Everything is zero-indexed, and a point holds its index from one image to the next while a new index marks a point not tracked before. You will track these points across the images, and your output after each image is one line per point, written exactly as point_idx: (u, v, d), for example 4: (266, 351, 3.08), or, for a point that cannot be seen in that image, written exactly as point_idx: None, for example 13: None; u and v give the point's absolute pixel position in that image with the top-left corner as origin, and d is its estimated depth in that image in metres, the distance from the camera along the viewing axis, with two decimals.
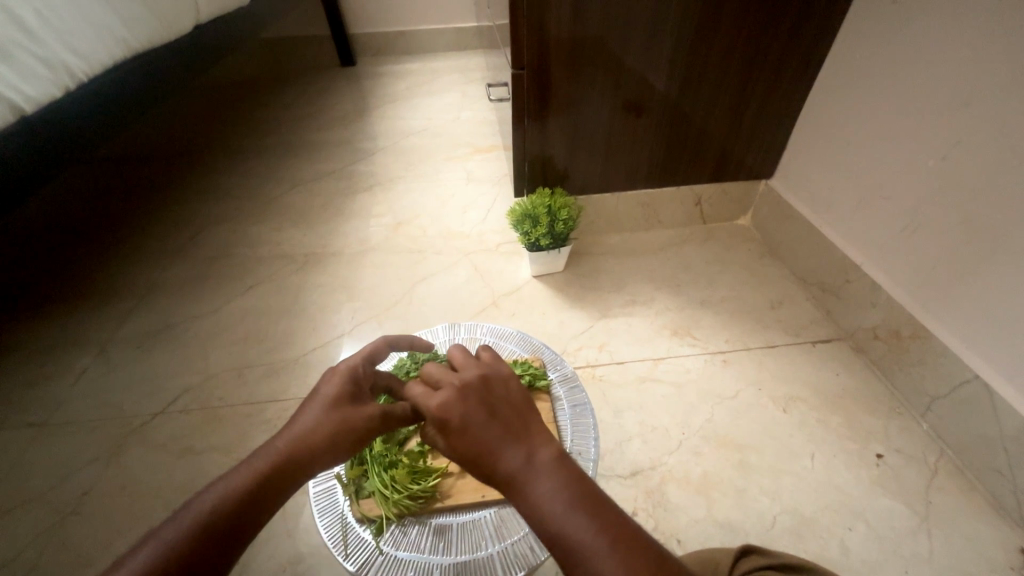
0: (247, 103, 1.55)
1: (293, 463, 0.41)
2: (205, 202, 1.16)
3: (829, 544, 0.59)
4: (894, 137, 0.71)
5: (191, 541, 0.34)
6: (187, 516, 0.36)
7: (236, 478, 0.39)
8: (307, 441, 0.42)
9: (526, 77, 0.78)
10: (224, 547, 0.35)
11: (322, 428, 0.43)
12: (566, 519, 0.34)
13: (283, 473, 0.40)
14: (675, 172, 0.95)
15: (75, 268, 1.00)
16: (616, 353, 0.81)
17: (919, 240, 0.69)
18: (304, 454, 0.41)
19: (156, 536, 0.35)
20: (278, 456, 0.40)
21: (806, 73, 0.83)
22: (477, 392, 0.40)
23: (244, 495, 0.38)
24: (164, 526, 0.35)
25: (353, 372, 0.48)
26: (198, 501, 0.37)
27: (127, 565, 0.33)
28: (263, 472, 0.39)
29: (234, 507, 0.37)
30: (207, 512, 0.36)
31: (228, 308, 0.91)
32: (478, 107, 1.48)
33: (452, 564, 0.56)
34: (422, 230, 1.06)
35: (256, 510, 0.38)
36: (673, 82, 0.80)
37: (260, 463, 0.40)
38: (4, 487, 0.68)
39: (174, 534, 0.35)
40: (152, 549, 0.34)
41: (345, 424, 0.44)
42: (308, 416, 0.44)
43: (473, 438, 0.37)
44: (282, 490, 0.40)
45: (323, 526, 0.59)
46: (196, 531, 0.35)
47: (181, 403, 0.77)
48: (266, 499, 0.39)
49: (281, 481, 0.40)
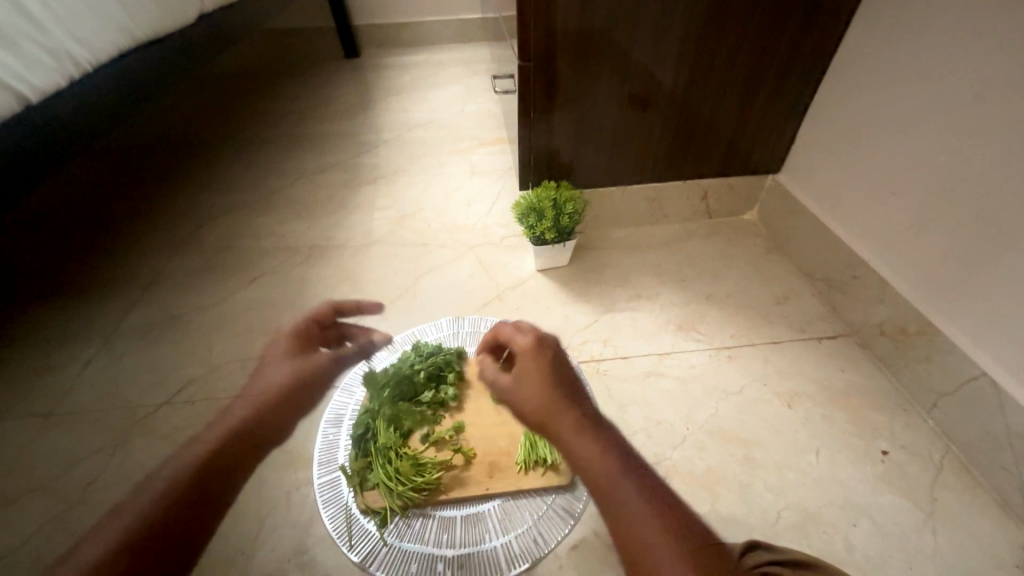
0: (251, 95, 1.54)
1: (255, 418, 0.43)
2: (208, 193, 1.16)
3: (833, 539, 0.59)
4: (905, 132, 0.70)
5: (159, 499, 0.35)
6: (152, 488, 0.37)
7: (195, 449, 0.40)
8: (263, 398, 0.45)
9: (532, 69, 0.77)
10: (195, 500, 0.36)
11: (276, 380, 0.47)
12: (609, 467, 0.39)
13: (245, 429, 0.42)
14: (681, 166, 0.94)
15: (80, 258, 1.00)
16: (621, 348, 0.80)
17: (929, 236, 0.68)
18: (264, 409, 0.44)
19: (124, 513, 0.35)
20: (236, 422, 0.43)
21: (817, 66, 0.81)
22: (556, 358, 0.51)
23: (207, 456, 0.39)
24: (129, 506, 0.36)
25: (295, 336, 0.54)
26: (160, 477, 0.38)
27: (98, 540, 0.33)
28: (223, 436, 0.41)
29: (199, 465, 0.38)
30: (169, 479, 0.37)
31: (232, 299, 0.91)
32: (482, 100, 1.47)
33: (455, 557, 0.57)
34: (425, 223, 1.06)
35: (223, 465, 0.39)
36: (680, 76, 0.80)
37: (221, 430, 0.42)
38: (11, 475, 0.68)
39: (140, 503, 0.35)
40: (121, 521, 0.34)
41: (294, 372, 0.48)
42: (262, 381, 0.48)
43: (543, 381, 0.47)
44: (249, 445, 0.41)
45: (328, 517, 0.61)
46: (159, 493, 0.36)
47: (186, 393, 0.77)
48: (231, 455, 0.40)
49: (245, 436, 0.41)
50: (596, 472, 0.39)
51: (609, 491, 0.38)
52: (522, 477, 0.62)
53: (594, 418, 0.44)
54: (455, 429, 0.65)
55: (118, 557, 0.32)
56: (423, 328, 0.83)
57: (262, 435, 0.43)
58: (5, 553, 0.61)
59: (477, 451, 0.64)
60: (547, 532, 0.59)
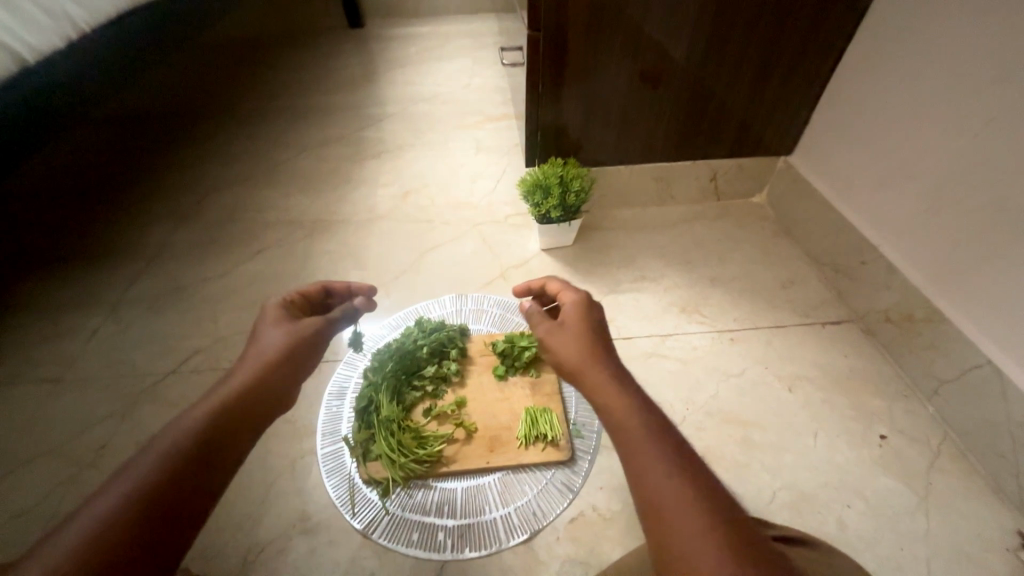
0: (252, 64, 1.50)
1: (261, 385, 0.43)
2: (210, 165, 1.14)
3: (826, 519, 0.60)
4: (925, 114, 0.68)
5: (176, 465, 0.35)
6: (156, 448, 0.36)
7: (199, 410, 0.39)
8: (266, 364, 0.45)
9: (542, 40, 0.74)
10: (213, 465, 0.37)
11: (278, 344, 0.47)
12: (639, 428, 0.36)
13: (253, 396, 0.42)
14: (691, 146, 0.92)
15: (83, 227, 1.00)
16: (623, 328, 0.80)
17: (942, 222, 0.67)
18: (269, 375, 0.44)
19: (127, 471, 0.34)
20: (241, 388, 0.42)
21: (838, 42, 0.78)
22: (601, 319, 0.48)
23: (217, 422, 0.39)
24: (130, 464, 0.34)
25: (282, 304, 0.53)
26: (163, 436, 0.37)
27: (104, 497, 0.32)
28: (229, 399, 0.41)
29: (212, 429, 0.38)
30: (178, 443, 0.36)
31: (235, 272, 0.91)
32: (488, 74, 1.43)
33: (456, 526, 0.58)
34: (430, 199, 1.04)
35: (236, 433, 0.39)
36: (695, 52, 0.77)
37: (224, 390, 0.42)
38: (23, 438, 0.70)
39: (149, 464, 0.34)
40: (128, 481, 0.33)
41: (295, 336, 0.48)
42: (257, 344, 0.47)
43: (580, 336, 0.45)
44: (259, 412, 0.42)
45: (332, 486, 0.62)
46: (172, 458, 0.35)
47: (192, 363, 0.78)
48: (242, 422, 0.40)
49: (255, 403, 0.42)
50: (624, 431, 0.37)
51: (635, 455, 0.35)
52: (523, 452, 0.63)
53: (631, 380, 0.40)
54: (457, 404, 0.66)
55: (145, 520, 0.32)
56: (426, 304, 0.83)
57: (263, 399, 0.43)
58: (20, 512, 0.63)
59: (478, 426, 0.65)
60: (547, 504, 0.60)
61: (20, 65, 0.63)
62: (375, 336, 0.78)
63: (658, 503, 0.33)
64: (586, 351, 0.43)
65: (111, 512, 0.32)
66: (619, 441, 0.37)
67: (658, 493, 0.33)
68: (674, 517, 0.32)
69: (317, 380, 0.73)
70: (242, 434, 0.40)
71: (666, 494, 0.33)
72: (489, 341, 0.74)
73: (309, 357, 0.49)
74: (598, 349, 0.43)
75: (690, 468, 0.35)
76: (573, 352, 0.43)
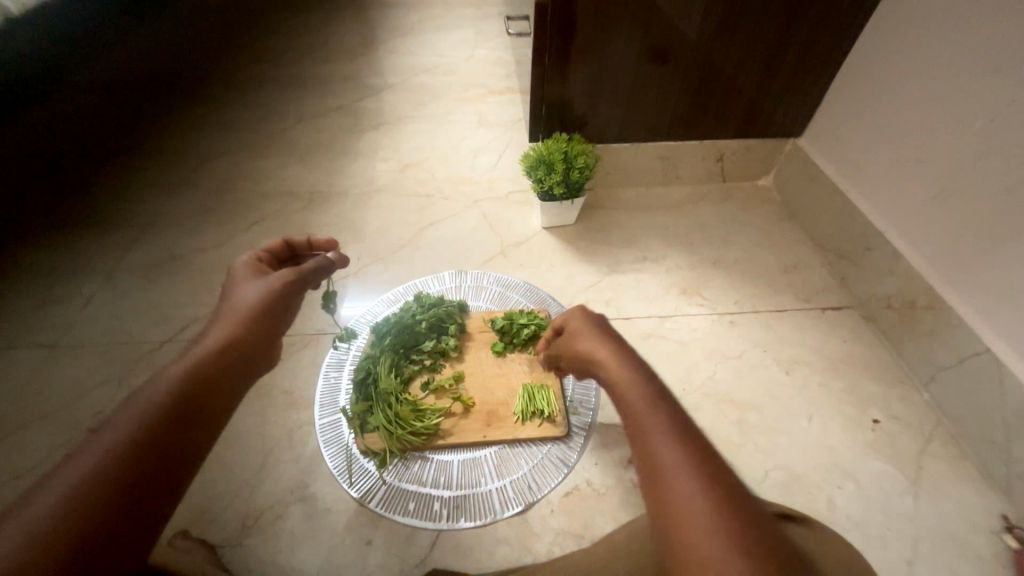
0: (248, 28, 1.45)
1: (236, 344, 0.43)
2: (206, 132, 1.12)
3: (817, 499, 0.61)
4: (940, 97, 0.66)
5: (156, 424, 0.35)
6: (132, 408, 0.35)
7: (173, 371, 0.38)
8: (239, 322, 0.45)
9: (550, 9, 0.71)
10: (194, 424, 0.37)
11: (250, 299, 0.47)
12: (644, 406, 0.38)
13: (229, 355, 0.42)
14: (699, 125, 0.90)
15: (76, 193, 0.98)
16: (623, 309, 0.80)
17: (950, 209, 0.66)
18: (244, 333, 0.45)
19: (103, 432, 0.33)
20: (215, 349, 0.42)
21: (857, 19, 0.75)
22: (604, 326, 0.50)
23: (193, 383, 0.38)
24: (105, 425, 0.34)
25: (252, 261, 0.53)
26: (137, 397, 0.36)
27: (83, 456, 0.32)
28: (203, 360, 0.40)
29: (189, 392, 0.38)
30: (156, 403, 0.36)
31: (232, 242, 0.90)
32: (492, 45, 1.38)
33: (452, 498, 0.59)
34: (430, 174, 1.03)
35: (214, 393, 0.39)
36: (707, 26, 0.74)
37: (198, 352, 0.41)
38: (19, 402, 0.70)
39: (127, 423, 0.34)
40: (106, 441, 0.33)
41: (265, 291, 0.49)
42: (230, 302, 0.47)
43: (592, 334, 0.48)
44: (236, 372, 0.42)
45: (329, 456, 0.63)
46: (150, 417, 0.35)
47: (188, 333, 0.77)
48: (220, 383, 0.40)
49: (231, 361, 0.42)
50: (631, 409, 0.39)
51: (648, 449, 0.36)
52: (519, 427, 0.63)
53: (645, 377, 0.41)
54: (455, 378, 0.66)
55: (131, 476, 0.32)
56: (425, 280, 0.82)
57: (237, 361, 0.43)
58: (20, 474, 0.64)
59: (475, 401, 0.65)
60: (543, 478, 0.61)
61: (3, 16, 0.59)
62: (373, 311, 0.78)
63: (660, 470, 0.34)
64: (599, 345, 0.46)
65: (91, 470, 0.31)
66: (627, 421, 0.39)
67: (659, 461, 0.34)
68: (674, 482, 0.33)
69: (315, 352, 0.73)
70: (220, 397, 0.40)
71: (668, 462, 0.34)
72: (487, 317, 0.74)
73: (282, 311, 0.49)
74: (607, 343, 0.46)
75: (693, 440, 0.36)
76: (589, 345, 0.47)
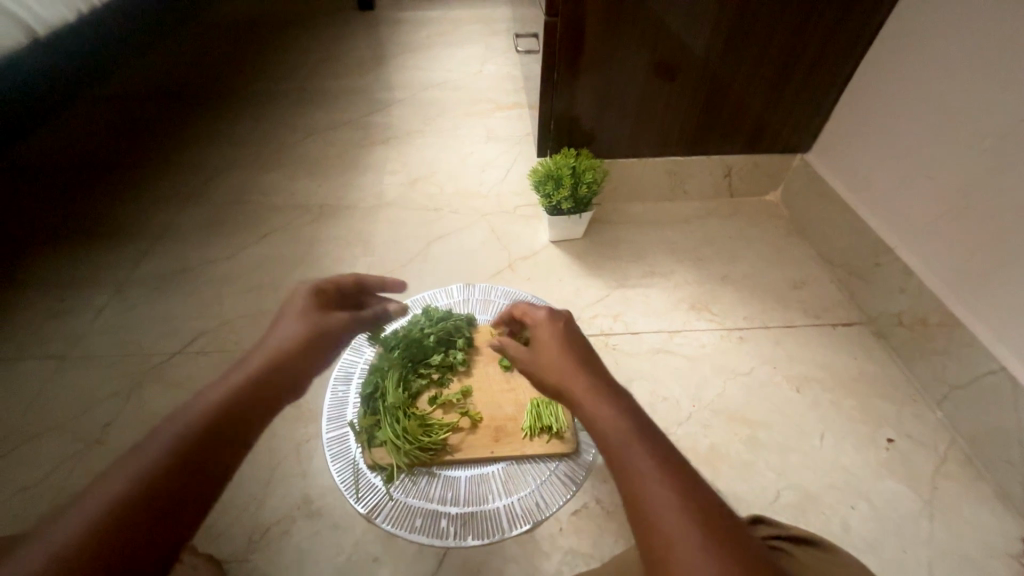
0: (261, 44, 1.48)
1: (274, 372, 0.43)
2: (218, 146, 1.14)
3: (830, 520, 0.60)
4: (945, 116, 0.67)
5: (188, 446, 0.35)
6: (167, 430, 0.35)
7: (212, 394, 0.38)
8: (284, 351, 0.45)
9: (559, 26, 0.72)
10: (222, 452, 0.36)
11: (301, 332, 0.47)
12: (627, 442, 0.36)
13: (267, 386, 0.41)
14: (706, 141, 0.90)
15: (90, 205, 0.99)
16: (631, 324, 0.80)
17: (960, 225, 0.66)
18: (285, 363, 0.44)
19: (135, 453, 0.33)
20: (255, 373, 0.42)
21: (863, 37, 0.76)
22: (577, 339, 0.48)
23: (229, 409, 0.38)
24: (143, 443, 0.34)
25: (315, 292, 0.53)
26: (177, 417, 0.36)
27: (113, 477, 0.32)
28: (241, 384, 0.40)
29: (225, 416, 0.37)
30: (188, 426, 0.36)
31: (243, 254, 0.91)
32: (500, 61, 1.40)
33: (459, 514, 0.58)
34: (439, 187, 1.04)
35: (246, 420, 0.38)
36: (714, 45, 0.75)
37: (239, 375, 0.41)
38: (29, 413, 0.70)
39: (158, 446, 0.34)
40: (136, 463, 0.33)
41: (317, 327, 0.48)
42: (282, 328, 0.47)
43: (560, 356, 0.46)
44: (271, 399, 0.41)
45: (336, 470, 0.62)
46: (182, 441, 0.35)
47: (197, 345, 0.78)
48: (254, 410, 0.39)
49: (267, 392, 0.41)
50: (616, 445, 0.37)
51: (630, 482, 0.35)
52: (528, 443, 0.62)
53: (620, 397, 0.41)
54: (462, 393, 0.66)
55: (153, 503, 0.32)
56: (434, 294, 0.81)
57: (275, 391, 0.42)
58: (28, 485, 0.64)
59: (483, 416, 0.65)
60: (550, 495, 0.60)
61: (29, 36, 0.64)
62: None
63: (652, 515, 0.33)
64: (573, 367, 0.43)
65: (118, 494, 0.31)
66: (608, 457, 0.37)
67: (650, 503, 0.33)
68: (665, 526, 0.32)
69: None
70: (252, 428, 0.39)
71: (659, 505, 0.33)
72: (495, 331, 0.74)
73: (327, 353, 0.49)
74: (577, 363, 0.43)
75: (682, 476, 0.35)
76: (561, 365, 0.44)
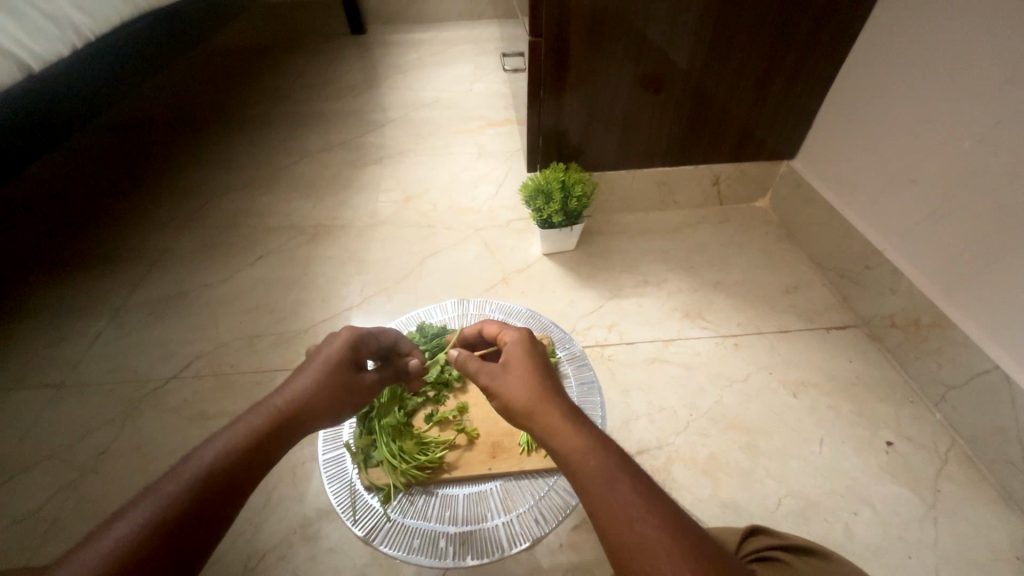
0: (255, 70, 1.51)
1: (289, 422, 0.42)
2: (213, 170, 1.15)
3: (833, 527, 0.60)
4: (925, 120, 0.68)
5: (201, 487, 0.35)
6: (188, 467, 0.36)
7: (233, 434, 0.39)
8: (306, 399, 0.44)
9: (544, 46, 0.74)
10: (227, 496, 0.36)
11: (320, 387, 0.45)
12: (601, 473, 0.36)
13: (276, 435, 0.41)
14: (693, 151, 0.92)
15: (85, 233, 1.00)
16: (626, 333, 0.80)
17: (945, 225, 0.67)
18: (300, 413, 0.43)
19: (154, 490, 0.34)
20: (275, 413, 0.42)
21: (838, 46, 0.78)
22: (542, 362, 0.48)
23: (240, 454, 0.38)
24: (166, 479, 0.35)
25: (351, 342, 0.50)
26: (196, 456, 0.37)
27: (128, 517, 0.32)
28: (259, 427, 0.40)
29: (235, 461, 0.38)
30: (206, 466, 0.36)
31: (238, 277, 0.91)
32: (492, 79, 1.43)
33: (458, 533, 0.57)
34: (432, 205, 1.05)
35: (258, 465, 0.39)
36: (696, 57, 0.77)
37: (255, 421, 0.40)
38: (22, 444, 0.70)
39: (178, 483, 0.35)
40: (153, 502, 0.33)
41: (341, 384, 0.47)
42: (306, 376, 0.46)
43: (523, 384, 0.44)
44: (282, 442, 0.41)
45: (332, 492, 0.61)
46: (200, 481, 0.35)
47: (193, 368, 0.78)
48: (266, 454, 0.40)
49: (275, 442, 0.41)
50: (583, 479, 0.37)
51: (604, 513, 0.34)
52: (526, 458, 0.62)
53: (585, 419, 0.41)
54: (458, 409, 0.66)
55: (158, 544, 0.32)
56: (428, 309, 0.80)
57: (281, 440, 0.41)
58: (20, 518, 0.63)
59: (479, 432, 0.64)
60: (550, 511, 0.59)
61: (24, 72, 0.66)
62: None
63: (632, 549, 0.33)
64: (533, 394, 0.43)
65: (134, 530, 0.32)
66: (579, 487, 0.37)
67: (630, 538, 0.33)
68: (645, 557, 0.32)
69: None
70: (255, 477, 0.38)
71: (633, 531, 0.33)
72: None
73: (342, 408, 0.47)
74: (540, 391, 0.43)
75: (665, 515, 0.34)
76: (523, 394, 0.43)
